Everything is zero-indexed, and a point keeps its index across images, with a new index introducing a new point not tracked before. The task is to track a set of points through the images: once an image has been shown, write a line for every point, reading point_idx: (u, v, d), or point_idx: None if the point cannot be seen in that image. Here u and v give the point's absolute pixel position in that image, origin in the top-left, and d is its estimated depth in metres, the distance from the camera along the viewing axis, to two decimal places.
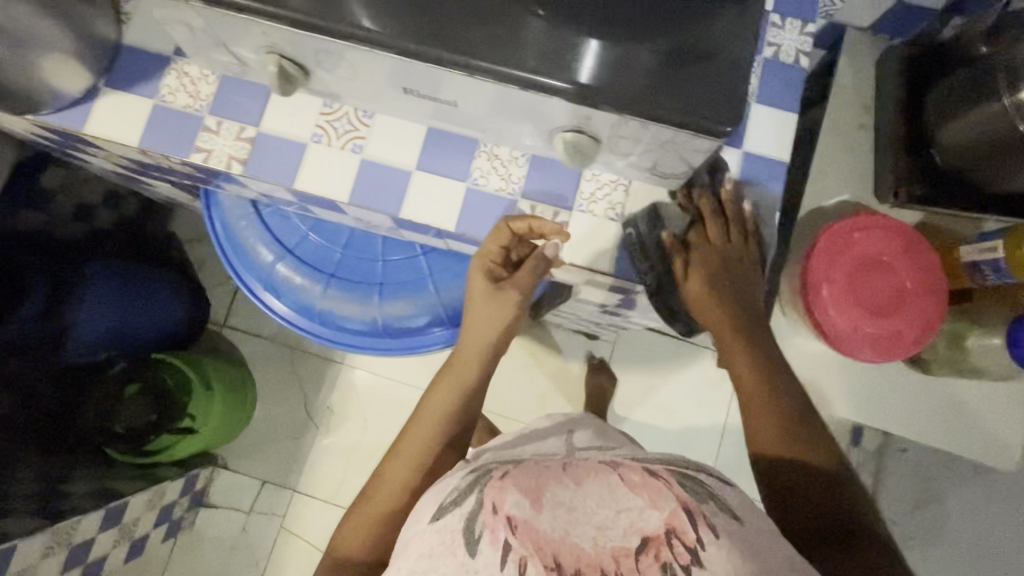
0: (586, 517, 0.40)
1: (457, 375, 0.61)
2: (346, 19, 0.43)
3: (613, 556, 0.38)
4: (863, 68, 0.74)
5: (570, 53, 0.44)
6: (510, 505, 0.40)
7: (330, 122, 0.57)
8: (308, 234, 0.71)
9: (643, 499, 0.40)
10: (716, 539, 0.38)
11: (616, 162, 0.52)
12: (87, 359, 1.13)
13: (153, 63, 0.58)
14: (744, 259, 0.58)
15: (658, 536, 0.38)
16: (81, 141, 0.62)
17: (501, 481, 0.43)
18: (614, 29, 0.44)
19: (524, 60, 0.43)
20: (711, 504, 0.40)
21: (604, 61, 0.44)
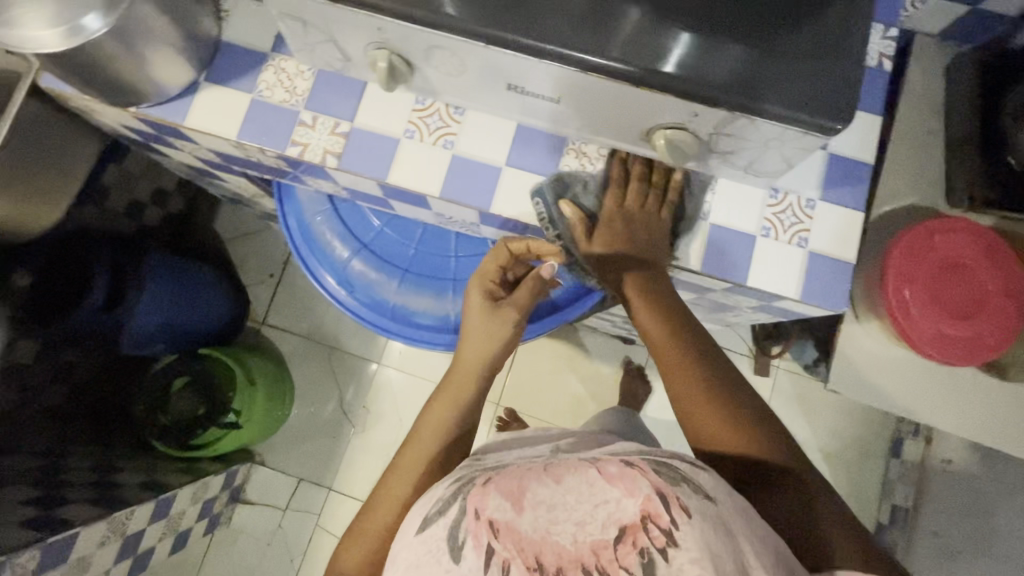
0: (566, 515, 0.40)
1: (453, 394, 0.61)
2: (433, 8, 0.44)
3: (593, 550, 0.39)
4: (932, 74, 0.74)
5: (661, 45, 0.45)
6: (492, 509, 0.41)
7: (422, 118, 0.58)
8: (383, 230, 0.73)
9: (619, 489, 0.40)
10: (688, 520, 0.39)
11: (711, 160, 0.53)
12: (137, 352, 1.18)
13: (251, 59, 0.59)
14: (655, 226, 0.57)
15: (634, 524, 0.39)
16: (175, 134, 0.64)
17: (483, 487, 0.43)
18: (717, 26, 0.45)
19: (608, 49, 0.44)
20: (684, 488, 0.41)
21: (692, 51, 0.44)
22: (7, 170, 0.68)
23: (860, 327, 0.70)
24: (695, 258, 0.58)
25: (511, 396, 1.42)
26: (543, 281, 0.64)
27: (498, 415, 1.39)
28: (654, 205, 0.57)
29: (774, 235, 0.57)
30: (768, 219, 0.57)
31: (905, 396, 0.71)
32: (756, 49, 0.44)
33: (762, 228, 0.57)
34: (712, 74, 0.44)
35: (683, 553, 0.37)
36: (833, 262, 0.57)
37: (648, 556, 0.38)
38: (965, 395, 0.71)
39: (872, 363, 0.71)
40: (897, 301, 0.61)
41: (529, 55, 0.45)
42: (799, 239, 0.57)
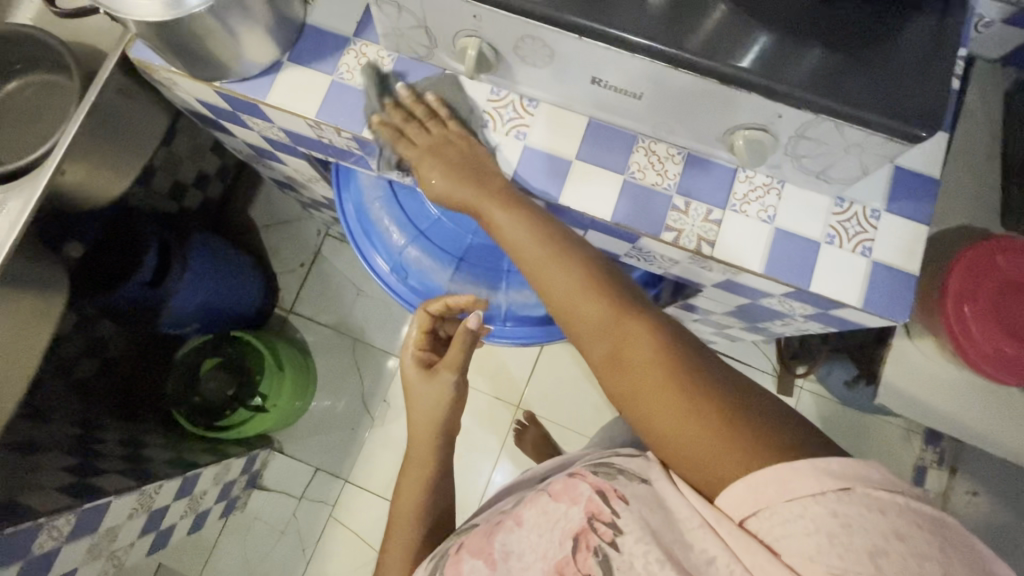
0: (531, 555, 0.47)
1: (418, 469, 0.64)
2: None
3: (558, 569, 0.44)
4: (992, 98, 0.75)
5: (747, 44, 0.45)
6: (470, 571, 0.50)
7: (498, 109, 0.60)
8: (441, 218, 0.74)
9: (565, 502, 0.47)
10: (626, 506, 0.44)
11: (785, 163, 0.54)
12: (173, 332, 1.19)
13: (333, 44, 0.61)
14: (466, 146, 0.58)
15: (583, 527, 0.44)
16: (250, 112, 0.65)
17: (459, 553, 0.52)
18: (802, 29, 0.46)
19: (696, 46, 0.45)
20: (620, 479, 0.46)
21: (776, 53, 0.45)
22: (85, 139, 0.70)
23: (913, 343, 0.70)
24: (760, 260, 0.58)
25: (532, 399, 1.41)
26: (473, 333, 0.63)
27: (518, 417, 1.40)
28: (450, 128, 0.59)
29: (839, 243, 0.58)
30: (833, 226, 0.58)
31: (957, 414, 0.71)
32: (845, 55, 0.45)
33: (827, 235, 0.58)
34: (802, 77, 0.45)
35: (629, 537, 0.42)
36: (897, 272, 0.57)
37: (602, 553, 0.42)
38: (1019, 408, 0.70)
39: (920, 380, 0.71)
40: (958, 319, 0.61)
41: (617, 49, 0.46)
42: (863, 249, 0.58)
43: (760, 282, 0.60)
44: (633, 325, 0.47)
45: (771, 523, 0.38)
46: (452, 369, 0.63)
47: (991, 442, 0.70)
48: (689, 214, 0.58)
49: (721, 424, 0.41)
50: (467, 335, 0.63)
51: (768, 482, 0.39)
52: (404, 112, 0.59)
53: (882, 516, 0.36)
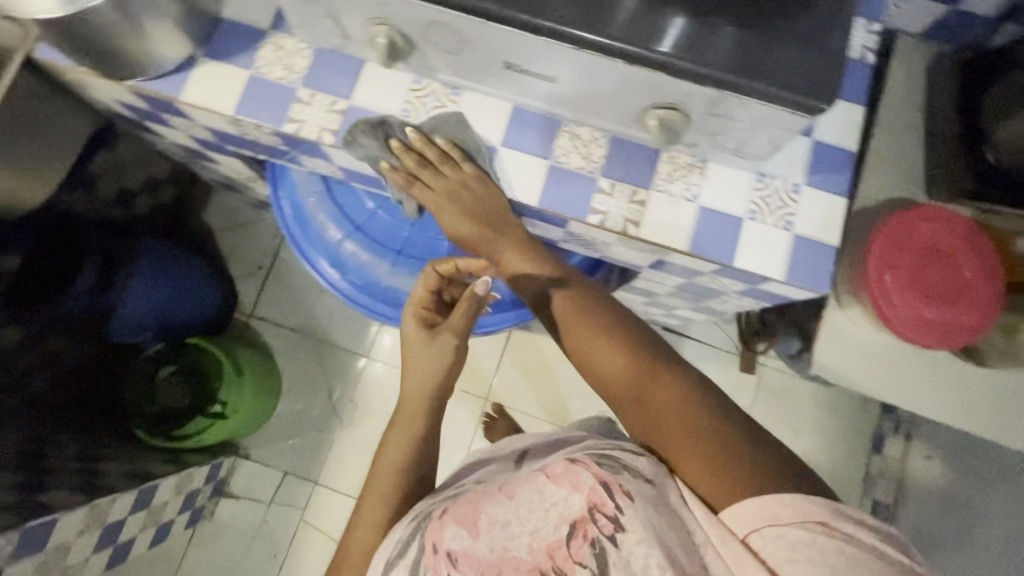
0: (517, 529, 0.50)
1: (403, 430, 0.61)
2: None
3: (549, 552, 0.47)
4: (915, 72, 0.77)
5: (659, 25, 0.46)
6: (450, 540, 0.52)
7: (419, 98, 0.59)
8: (377, 212, 0.73)
9: (566, 488, 0.48)
10: (630, 502, 0.45)
11: (701, 141, 0.55)
12: (128, 340, 1.17)
13: (249, 37, 0.60)
14: (486, 192, 0.58)
15: (583, 516, 0.46)
16: (170, 110, 0.64)
17: (441, 520, 0.54)
18: (709, 8, 0.46)
19: (610, 28, 0.45)
20: (624, 474, 0.47)
21: (688, 33, 0.46)
22: None
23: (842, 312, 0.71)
24: (685, 239, 0.59)
25: (499, 389, 1.42)
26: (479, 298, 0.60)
27: (487, 410, 1.40)
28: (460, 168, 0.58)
29: (761, 218, 0.59)
30: (755, 202, 0.59)
31: (887, 382, 0.73)
32: (753, 31, 0.46)
33: (749, 211, 0.59)
34: (711, 55, 0.45)
35: (631, 535, 0.44)
36: (818, 245, 0.59)
37: (599, 545, 0.45)
38: (947, 377, 0.72)
39: (851, 349, 0.73)
40: (879, 286, 0.63)
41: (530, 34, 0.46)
42: (785, 223, 0.59)
43: (689, 262, 0.61)
44: (658, 376, 0.50)
45: (775, 542, 0.40)
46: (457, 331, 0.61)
47: (916, 400, 0.72)
48: (615, 196, 0.59)
49: (740, 464, 0.44)
50: (473, 300, 0.59)
51: (784, 508, 0.41)
52: (416, 155, 0.58)
53: (885, 564, 0.38)
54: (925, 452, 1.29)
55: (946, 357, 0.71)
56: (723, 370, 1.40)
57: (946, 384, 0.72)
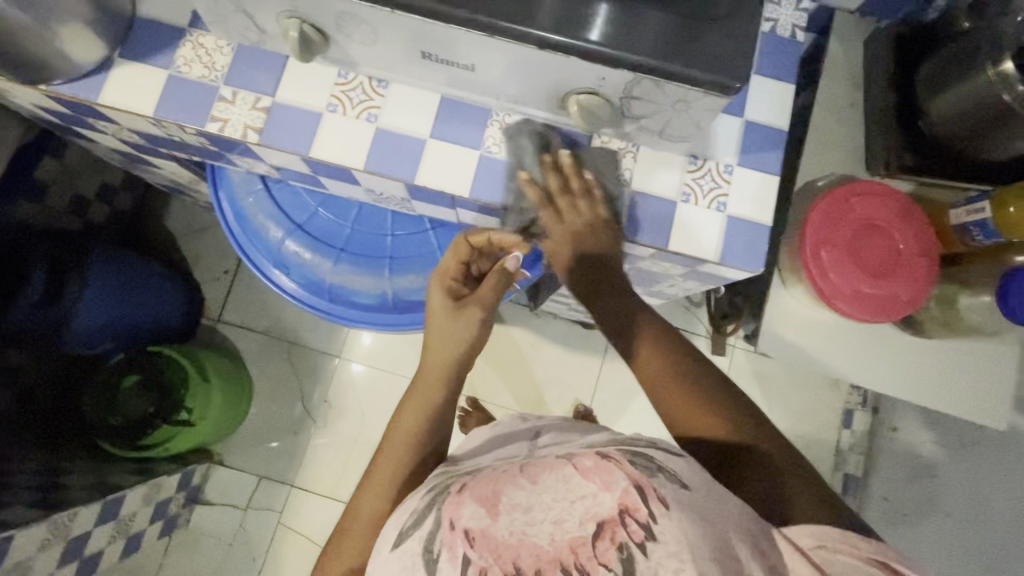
0: (542, 516, 0.43)
1: (421, 399, 0.62)
2: None
3: (572, 547, 0.41)
4: (854, 49, 0.77)
5: (585, 14, 0.45)
6: (466, 519, 0.45)
7: (345, 92, 0.58)
8: (318, 210, 0.72)
9: (596, 484, 0.43)
10: (666, 512, 0.40)
11: (627, 125, 0.54)
12: (86, 350, 1.15)
13: (167, 35, 0.58)
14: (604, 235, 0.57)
15: (612, 517, 0.41)
16: (92, 114, 0.62)
17: (459, 497, 0.48)
18: None
19: (539, 20, 0.44)
20: (659, 478, 0.42)
21: (613, 20, 0.45)
22: None
23: (786, 289, 0.72)
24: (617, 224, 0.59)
25: (473, 384, 1.44)
26: (508, 274, 0.64)
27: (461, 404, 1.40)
28: (588, 208, 0.57)
29: (694, 201, 0.59)
30: (688, 184, 0.59)
31: (836, 360, 0.73)
32: (675, 16, 0.45)
33: (682, 194, 0.59)
34: (634, 40, 0.45)
35: (662, 547, 0.39)
36: (751, 225, 0.59)
37: (627, 550, 0.40)
38: (890, 352, 0.73)
39: (797, 326, 0.73)
40: (816, 262, 0.64)
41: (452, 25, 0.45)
42: (718, 204, 0.59)
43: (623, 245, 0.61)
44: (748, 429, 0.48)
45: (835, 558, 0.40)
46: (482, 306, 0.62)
47: (872, 373, 0.73)
48: (548, 184, 0.59)
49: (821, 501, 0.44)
50: (503, 274, 0.64)
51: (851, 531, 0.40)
52: (560, 174, 0.57)
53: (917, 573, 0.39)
54: (892, 424, 1.31)
55: (896, 331, 0.72)
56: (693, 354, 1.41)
57: (892, 360, 0.73)
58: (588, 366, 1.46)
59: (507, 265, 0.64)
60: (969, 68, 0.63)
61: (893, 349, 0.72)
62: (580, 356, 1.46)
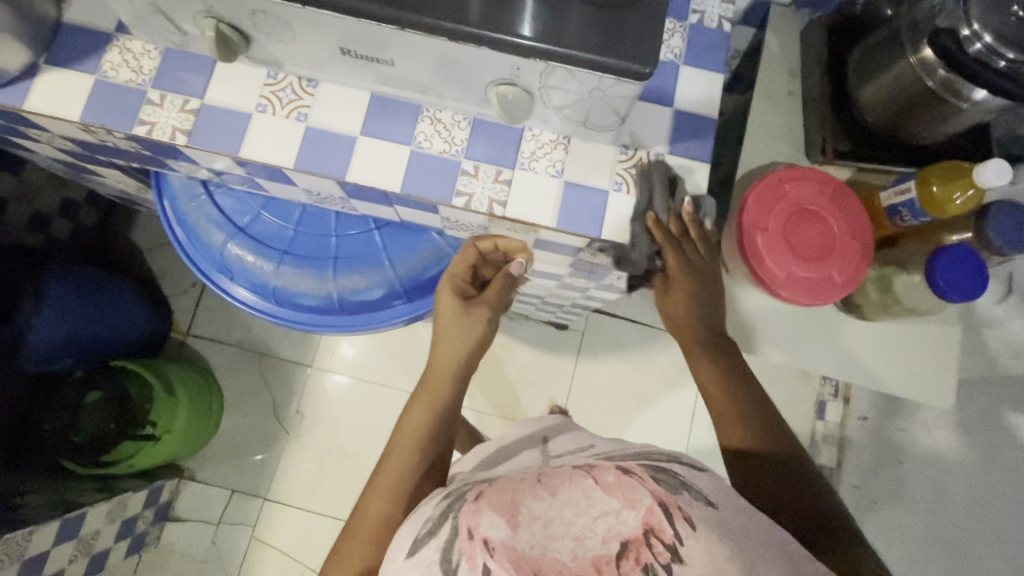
0: (563, 530, 0.41)
1: (428, 398, 0.62)
2: None
3: (596, 565, 0.40)
4: (790, 41, 0.79)
5: (506, 9, 0.46)
6: (486, 528, 0.42)
7: (275, 92, 0.58)
8: (262, 213, 0.72)
9: (618, 500, 0.41)
10: (692, 532, 0.40)
11: (551, 115, 0.55)
12: (44, 369, 1.13)
13: (94, 42, 0.58)
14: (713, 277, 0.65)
15: (637, 538, 0.40)
16: (23, 122, 0.62)
17: (477, 504, 0.45)
18: None
19: (464, 14, 0.45)
20: (684, 496, 0.42)
21: (534, 13, 0.46)
22: None
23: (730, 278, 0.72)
24: (550, 215, 0.59)
25: None
26: (513, 278, 0.70)
27: None
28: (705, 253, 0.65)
29: (626, 189, 0.60)
30: (620, 173, 0.60)
31: (774, 338, 0.73)
32: (588, 6, 0.46)
33: (614, 183, 0.60)
34: (550, 29, 0.45)
35: (688, 569, 0.38)
36: None
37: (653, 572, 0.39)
38: (825, 331, 0.73)
39: (750, 315, 0.72)
40: (751, 248, 0.65)
41: (367, 21, 0.45)
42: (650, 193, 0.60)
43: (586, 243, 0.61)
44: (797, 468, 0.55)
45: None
46: (491, 308, 0.66)
47: (826, 364, 0.74)
48: (479, 177, 0.59)
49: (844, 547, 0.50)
50: (509, 277, 0.69)
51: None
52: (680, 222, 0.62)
53: None
54: None
55: (851, 324, 0.73)
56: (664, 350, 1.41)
57: (826, 338, 0.73)
58: (563, 366, 1.46)
59: (512, 270, 0.69)
60: (892, 56, 0.65)
61: (827, 328, 0.73)
62: (555, 358, 1.46)
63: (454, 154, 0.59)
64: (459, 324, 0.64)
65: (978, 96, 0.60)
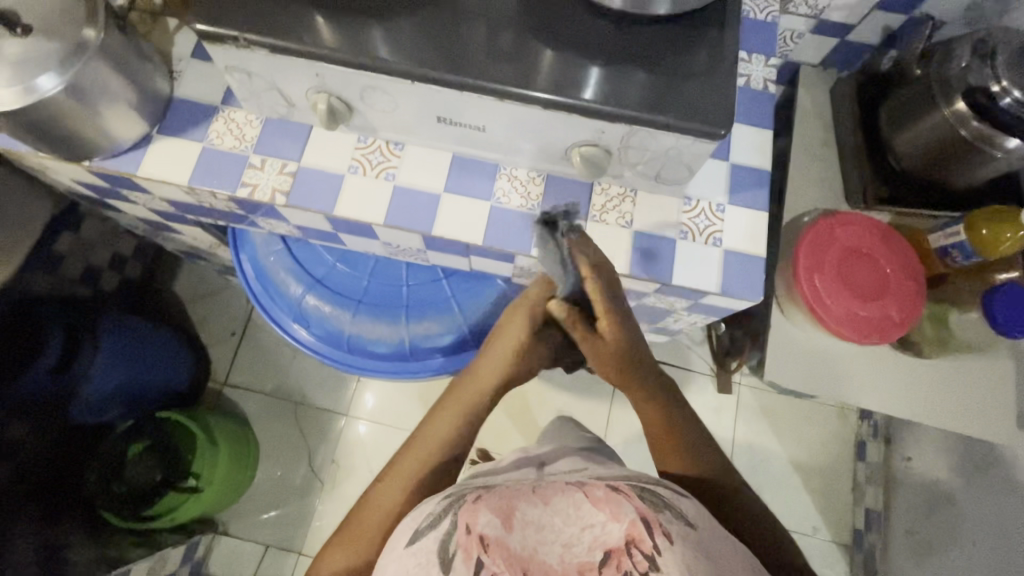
0: (553, 536, 0.41)
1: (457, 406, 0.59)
2: (368, 51, 0.50)
3: (580, 571, 0.40)
4: (820, 97, 0.86)
5: (581, 79, 0.51)
6: (482, 525, 0.41)
7: (365, 155, 0.63)
8: (336, 265, 0.76)
9: (605, 513, 0.41)
10: (672, 546, 0.39)
11: (625, 172, 0.60)
12: (93, 420, 1.14)
13: (202, 113, 0.64)
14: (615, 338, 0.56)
15: (619, 547, 0.40)
16: (127, 185, 0.67)
17: (474, 504, 0.44)
18: (618, 58, 0.52)
19: (544, 85, 0.50)
20: (666, 513, 0.41)
21: (605, 81, 0.51)
22: None
23: (788, 319, 0.75)
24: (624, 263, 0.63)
25: (482, 435, 1.43)
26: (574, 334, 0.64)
27: (472, 457, 1.40)
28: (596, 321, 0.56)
29: (692, 238, 0.64)
30: (685, 223, 0.64)
31: (830, 369, 0.75)
32: (660, 75, 0.52)
33: (680, 231, 0.64)
34: (627, 98, 0.51)
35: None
36: (746, 257, 0.64)
37: None
38: (880, 364, 0.75)
39: (803, 353, 0.75)
40: (812, 290, 0.67)
41: (460, 90, 0.51)
42: (714, 240, 0.64)
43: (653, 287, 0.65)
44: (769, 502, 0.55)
45: None
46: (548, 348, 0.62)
47: (914, 402, 0.74)
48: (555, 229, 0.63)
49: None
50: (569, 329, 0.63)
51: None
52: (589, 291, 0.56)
53: None
54: (905, 454, 1.30)
55: (943, 366, 0.74)
56: (700, 393, 1.41)
57: (882, 370, 0.75)
58: (598, 410, 1.45)
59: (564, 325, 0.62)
60: (923, 110, 0.70)
61: (883, 360, 0.75)
62: (586, 403, 1.46)
63: (535, 209, 0.63)
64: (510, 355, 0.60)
65: (1011, 143, 0.65)
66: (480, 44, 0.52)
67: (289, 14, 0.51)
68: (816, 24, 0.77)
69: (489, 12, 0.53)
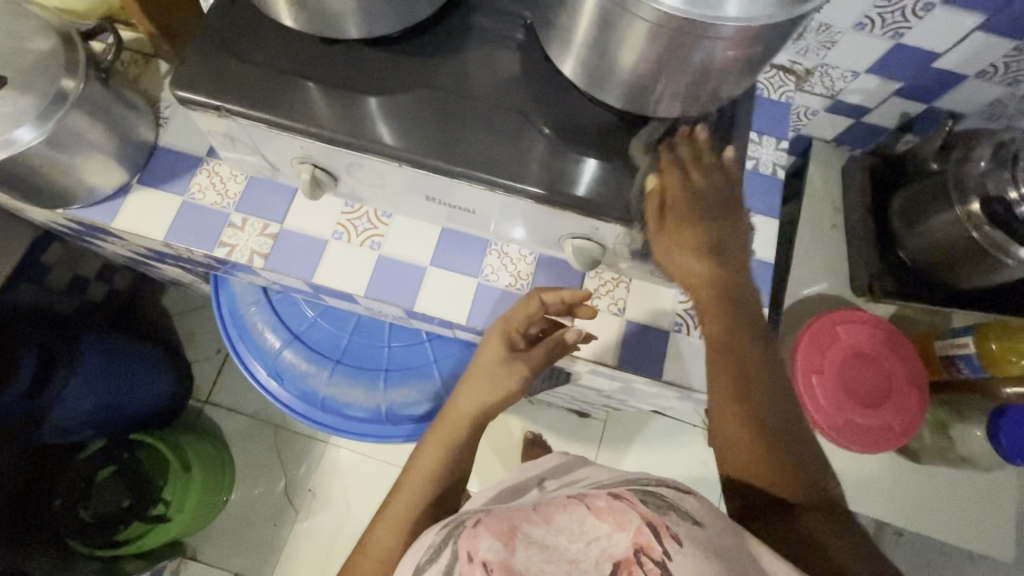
0: (559, 552, 0.34)
1: (445, 438, 0.53)
2: (369, 136, 0.48)
3: None
4: (832, 173, 0.83)
5: (575, 174, 0.48)
6: (485, 550, 0.34)
7: (351, 221, 0.61)
8: (317, 320, 0.74)
9: (608, 523, 0.34)
10: (681, 549, 0.33)
11: (620, 262, 0.57)
12: (64, 439, 1.10)
13: (185, 164, 0.62)
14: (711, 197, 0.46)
15: (627, 558, 0.32)
16: (105, 233, 0.64)
17: (474, 528, 0.37)
18: (618, 154, 0.49)
19: (541, 179, 0.48)
20: (671, 515, 0.35)
21: (601, 178, 0.48)
22: None
23: None
24: (613, 355, 0.60)
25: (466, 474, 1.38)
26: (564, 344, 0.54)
27: None
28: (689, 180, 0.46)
29: (686, 331, 0.61)
30: (680, 315, 0.61)
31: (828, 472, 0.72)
32: None
33: (675, 323, 0.61)
34: (623, 199, 0.48)
35: None
36: None
37: None
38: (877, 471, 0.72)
39: None
40: (809, 393, 0.65)
41: (450, 177, 0.48)
42: None
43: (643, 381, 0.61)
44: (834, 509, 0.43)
45: None
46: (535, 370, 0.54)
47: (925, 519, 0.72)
48: None
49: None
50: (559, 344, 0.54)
51: None
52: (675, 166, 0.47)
53: None
54: None
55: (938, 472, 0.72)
56: (694, 447, 1.36)
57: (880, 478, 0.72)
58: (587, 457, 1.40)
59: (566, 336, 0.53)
60: (938, 204, 0.67)
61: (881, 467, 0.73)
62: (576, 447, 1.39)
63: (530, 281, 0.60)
64: (495, 377, 0.53)
65: None
66: (478, 127, 0.49)
67: (280, 81, 0.49)
68: (831, 104, 0.74)
69: (489, 93, 0.50)
